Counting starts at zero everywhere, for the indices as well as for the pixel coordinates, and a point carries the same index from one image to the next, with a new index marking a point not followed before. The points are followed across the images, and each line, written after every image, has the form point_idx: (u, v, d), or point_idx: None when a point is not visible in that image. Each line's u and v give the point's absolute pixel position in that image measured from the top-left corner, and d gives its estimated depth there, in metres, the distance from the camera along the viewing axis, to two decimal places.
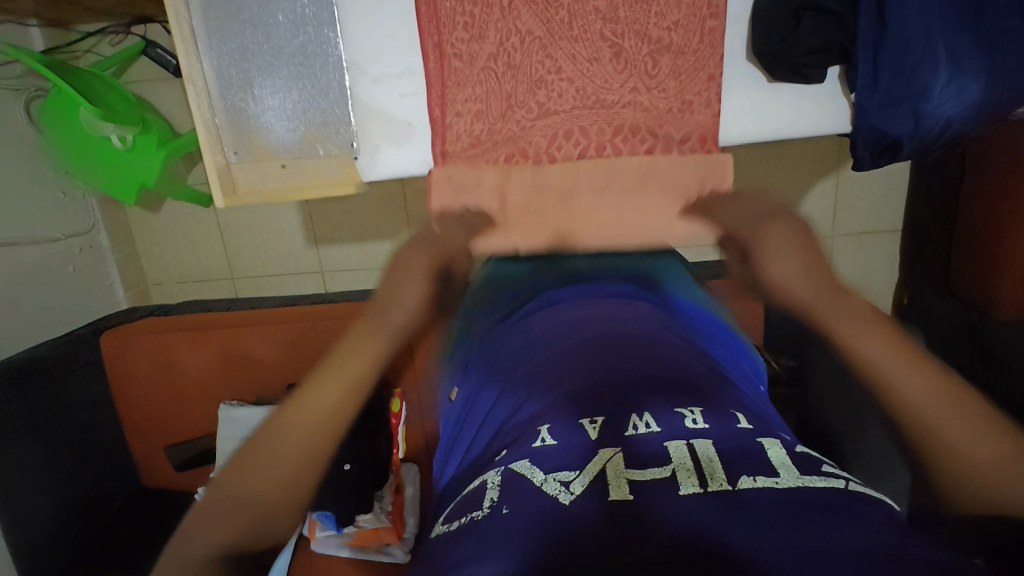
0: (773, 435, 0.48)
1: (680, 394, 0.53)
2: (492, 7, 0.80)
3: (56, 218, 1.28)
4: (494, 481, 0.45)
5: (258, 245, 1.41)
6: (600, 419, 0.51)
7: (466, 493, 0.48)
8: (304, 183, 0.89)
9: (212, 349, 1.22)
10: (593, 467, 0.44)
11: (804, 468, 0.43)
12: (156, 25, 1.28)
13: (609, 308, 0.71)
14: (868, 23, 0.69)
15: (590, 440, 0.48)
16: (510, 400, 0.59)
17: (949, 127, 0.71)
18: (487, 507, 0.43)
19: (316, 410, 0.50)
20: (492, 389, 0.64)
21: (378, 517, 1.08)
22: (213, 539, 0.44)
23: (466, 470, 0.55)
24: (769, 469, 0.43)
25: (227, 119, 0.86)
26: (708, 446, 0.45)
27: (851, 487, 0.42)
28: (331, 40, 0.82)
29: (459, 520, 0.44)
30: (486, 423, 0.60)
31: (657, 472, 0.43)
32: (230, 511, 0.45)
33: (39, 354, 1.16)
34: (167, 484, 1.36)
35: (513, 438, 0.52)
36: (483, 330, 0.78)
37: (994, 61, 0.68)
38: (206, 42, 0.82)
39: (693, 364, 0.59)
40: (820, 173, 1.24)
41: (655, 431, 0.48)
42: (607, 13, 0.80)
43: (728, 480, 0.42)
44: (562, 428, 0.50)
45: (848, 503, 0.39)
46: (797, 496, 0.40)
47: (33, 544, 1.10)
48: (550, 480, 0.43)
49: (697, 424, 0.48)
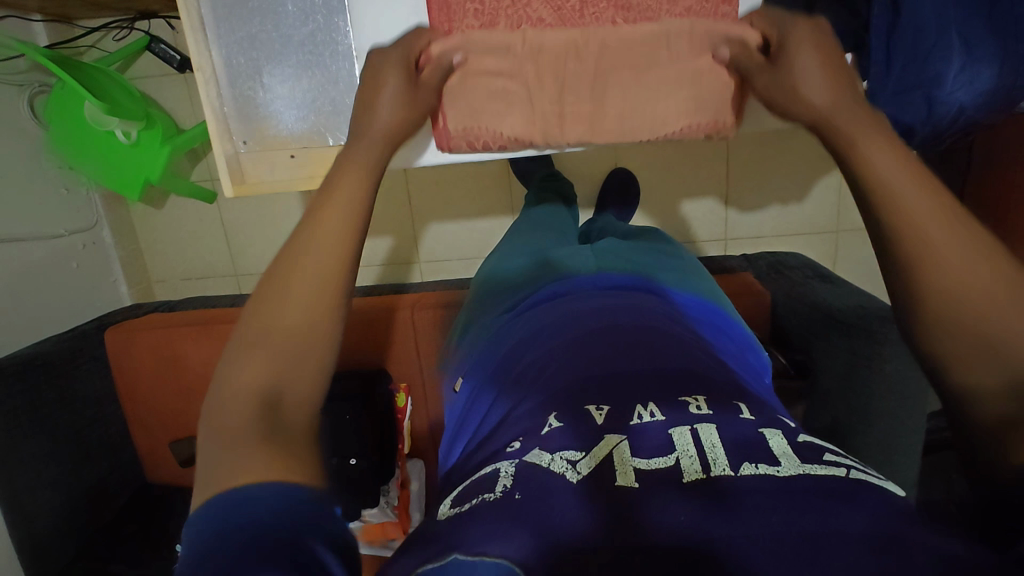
0: (775, 425, 0.47)
1: (683, 385, 0.53)
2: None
3: (61, 214, 1.28)
4: (506, 470, 0.44)
5: (263, 241, 1.42)
6: (606, 406, 0.50)
7: (475, 476, 0.47)
8: (315, 169, 0.85)
9: (216, 344, 1.22)
10: (600, 451, 0.44)
11: (805, 457, 0.43)
12: (160, 21, 1.28)
13: (615, 300, 0.70)
14: (883, 10, 0.69)
15: (595, 426, 0.48)
16: (514, 390, 0.59)
17: (962, 114, 0.71)
18: (500, 491, 0.42)
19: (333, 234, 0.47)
20: (496, 379, 0.64)
21: (384, 511, 1.09)
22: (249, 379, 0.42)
23: (467, 457, 0.55)
24: (771, 458, 0.42)
25: (236, 108, 0.84)
26: (712, 432, 0.45)
27: (853, 474, 0.41)
28: (342, 29, 0.81)
29: (470, 502, 0.42)
30: (489, 412, 0.60)
31: (661, 461, 0.43)
32: (263, 360, 0.43)
33: (45, 350, 1.16)
34: (172, 480, 1.35)
35: (518, 425, 0.51)
36: (488, 321, 0.78)
37: (1007, 49, 0.68)
38: (215, 27, 0.81)
39: (698, 355, 0.59)
40: (825, 167, 1.24)
41: (660, 419, 0.47)
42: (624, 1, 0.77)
43: (730, 466, 0.41)
44: (567, 414, 0.50)
45: (851, 488, 0.39)
46: (798, 484, 0.39)
47: (38, 540, 1.11)
48: (558, 459, 0.44)
49: (702, 410, 0.48)
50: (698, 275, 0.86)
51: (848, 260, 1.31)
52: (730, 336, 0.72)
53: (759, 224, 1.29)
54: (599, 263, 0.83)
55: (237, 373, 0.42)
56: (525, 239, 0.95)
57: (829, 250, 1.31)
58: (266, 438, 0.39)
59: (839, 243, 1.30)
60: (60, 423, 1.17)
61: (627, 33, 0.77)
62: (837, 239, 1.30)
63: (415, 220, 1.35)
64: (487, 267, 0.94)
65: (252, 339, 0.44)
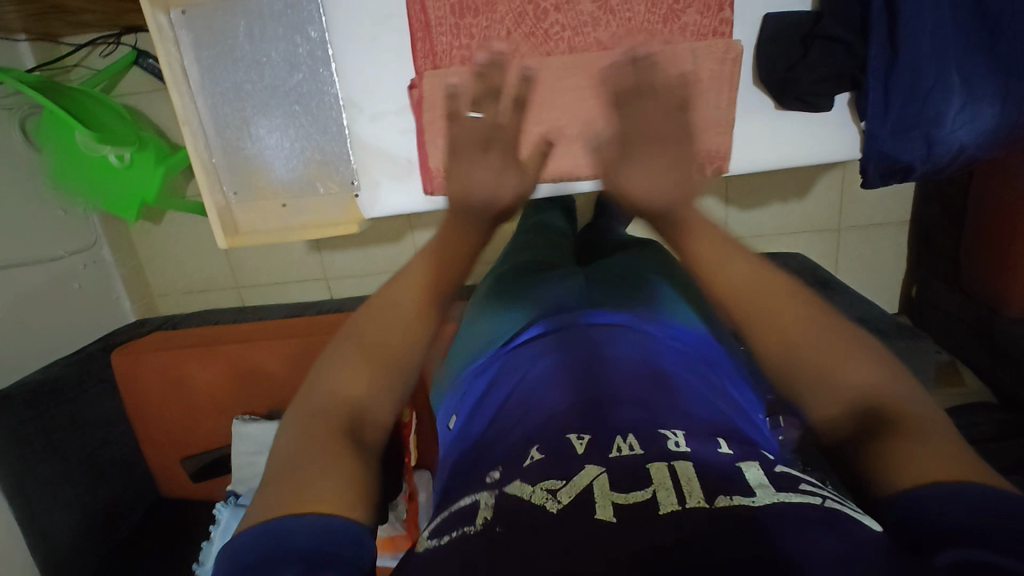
0: (753, 457, 0.47)
1: (667, 418, 0.51)
2: (490, 39, 0.77)
3: (58, 236, 1.27)
4: (485, 502, 0.44)
5: (260, 254, 1.41)
6: (587, 436, 0.49)
7: (456, 506, 0.47)
8: (307, 219, 0.87)
9: (220, 362, 1.24)
10: (580, 480, 0.44)
11: (780, 485, 0.42)
12: (146, 34, 1.26)
13: (607, 324, 0.68)
14: (879, 51, 0.68)
15: (576, 454, 0.47)
16: (502, 422, 0.57)
17: (963, 152, 0.70)
18: (480, 524, 0.42)
19: (425, 275, 0.58)
20: (485, 409, 0.63)
21: (394, 526, 1.13)
22: (350, 390, 0.50)
23: (451, 486, 0.54)
24: (745, 489, 0.41)
25: (224, 158, 0.84)
26: (688, 467, 0.44)
27: (829, 503, 0.40)
28: (328, 78, 0.80)
29: (448, 535, 0.43)
30: (476, 442, 0.58)
31: (639, 495, 0.41)
32: (359, 372, 0.52)
33: (52, 375, 1.17)
34: (184, 495, 1.37)
35: (504, 456, 0.51)
36: (477, 346, 0.76)
37: (1009, 88, 0.66)
38: (199, 80, 0.80)
39: (688, 388, 0.57)
40: (826, 166, 1.22)
41: (637, 454, 0.46)
42: (608, 44, 0.76)
43: (706, 498, 0.40)
44: (549, 444, 0.49)
45: (826, 518, 0.38)
46: (772, 513, 0.38)
47: (59, 560, 1.14)
48: (538, 490, 0.43)
49: (680, 446, 0.46)
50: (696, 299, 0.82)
51: (851, 258, 1.29)
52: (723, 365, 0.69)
53: (759, 222, 1.27)
54: (591, 279, 0.81)
55: (333, 378, 0.51)
56: (520, 259, 0.92)
57: (832, 250, 1.28)
58: (347, 448, 0.46)
59: (842, 242, 1.28)
60: (73, 445, 1.19)
61: (612, 69, 0.76)
62: (840, 238, 1.28)
63: (413, 229, 1.33)
64: (479, 292, 0.90)
65: (356, 356, 0.53)
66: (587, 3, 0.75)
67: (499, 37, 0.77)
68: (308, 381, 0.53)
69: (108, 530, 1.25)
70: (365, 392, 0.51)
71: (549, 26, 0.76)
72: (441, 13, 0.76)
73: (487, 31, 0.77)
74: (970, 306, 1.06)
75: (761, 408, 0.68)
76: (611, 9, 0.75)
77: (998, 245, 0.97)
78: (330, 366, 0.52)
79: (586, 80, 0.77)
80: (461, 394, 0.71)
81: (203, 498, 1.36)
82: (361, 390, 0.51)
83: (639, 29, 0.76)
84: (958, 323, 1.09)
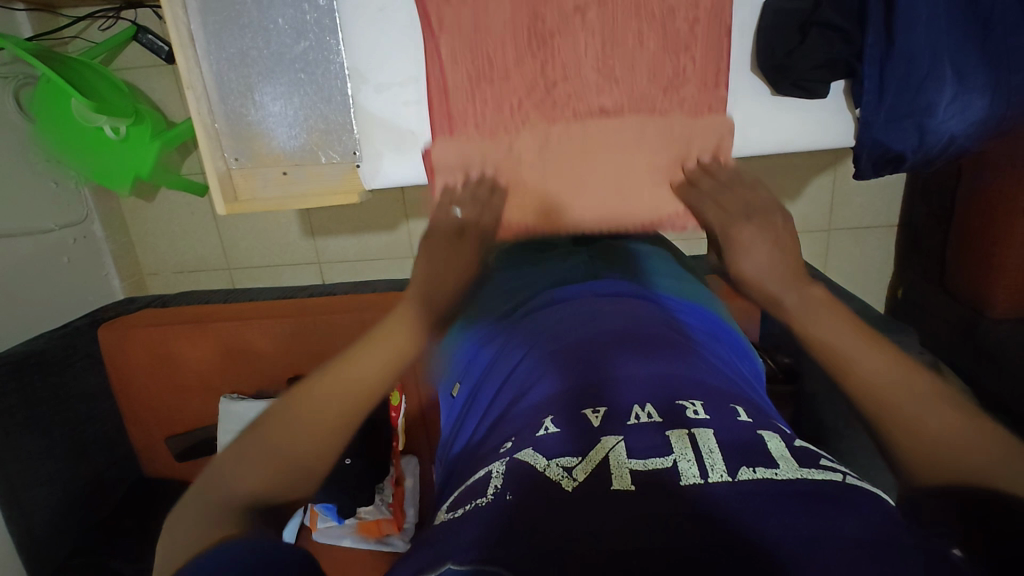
0: (770, 429, 0.47)
1: (682, 389, 0.52)
2: (501, 108, 0.80)
3: (49, 209, 1.25)
4: (497, 470, 0.45)
5: (254, 236, 1.40)
6: (602, 409, 0.50)
7: (469, 481, 0.47)
8: (306, 188, 0.87)
9: (210, 340, 1.23)
10: (596, 455, 0.44)
11: (802, 461, 0.43)
12: (147, 10, 1.25)
13: (613, 304, 0.68)
14: (875, 38, 0.69)
15: (592, 429, 0.47)
16: (512, 397, 0.58)
17: (953, 142, 0.73)
18: (491, 493, 0.42)
19: (355, 378, 0.56)
20: (494, 382, 0.64)
21: (379, 508, 1.14)
22: (247, 487, 0.48)
23: (468, 454, 0.55)
24: (768, 461, 0.42)
25: (227, 124, 0.84)
26: (709, 436, 0.45)
27: (850, 480, 0.41)
28: (334, 47, 0.80)
29: (463, 507, 0.43)
30: (488, 413, 0.59)
31: (658, 462, 0.43)
32: (259, 468, 0.49)
33: (39, 347, 1.16)
34: (169, 474, 1.37)
35: (517, 425, 0.52)
36: (482, 322, 0.77)
37: (1000, 78, 0.70)
38: (206, 45, 0.81)
39: (696, 361, 0.58)
40: (817, 169, 1.24)
41: (656, 421, 0.48)
42: (611, 111, 0.79)
43: (728, 471, 0.41)
44: (564, 417, 0.49)
45: (845, 493, 0.39)
46: (795, 487, 0.39)
47: (34, 535, 1.12)
48: (553, 465, 0.44)
49: (698, 415, 0.48)
50: (694, 277, 0.83)
51: (840, 260, 1.31)
52: (726, 343, 0.70)
53: None
54: (594, 259, 0.82)
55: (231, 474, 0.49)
56: None
57: (820, 251, 1.30)
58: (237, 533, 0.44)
59: (832, 243, 1.30)
60: (54, 419, 1.17)
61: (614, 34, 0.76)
62: (830, 240, 1.29)
63: (408, 217, 1.33)
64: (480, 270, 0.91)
65: (261, 452, 0.50)
66: (592, 74, 0.77)
67: (510, 106, 0.79)
68: (217, 462, 0.50)
69: (88, 506, 1.24)
70: (263, 491, 0.48)
71: (556, 96, 0.79)
72: (451, 78, 0.79)
73: (500, 90, 0.79)
74: (954, 306, 1.09)
75: (759, 380, 0.70)
76: (617, 80, 0.77)
77: (986, 245, 0.99)
78: (235, 454, 0.50)
79: (587, 55, 0.76)
80: (465, 368, 0.73)
81: (186, 479, 1.36)
82: (257, 490, 0.48)
83: (643, 97, 0.78)
84: (942, 325, 1.11)
